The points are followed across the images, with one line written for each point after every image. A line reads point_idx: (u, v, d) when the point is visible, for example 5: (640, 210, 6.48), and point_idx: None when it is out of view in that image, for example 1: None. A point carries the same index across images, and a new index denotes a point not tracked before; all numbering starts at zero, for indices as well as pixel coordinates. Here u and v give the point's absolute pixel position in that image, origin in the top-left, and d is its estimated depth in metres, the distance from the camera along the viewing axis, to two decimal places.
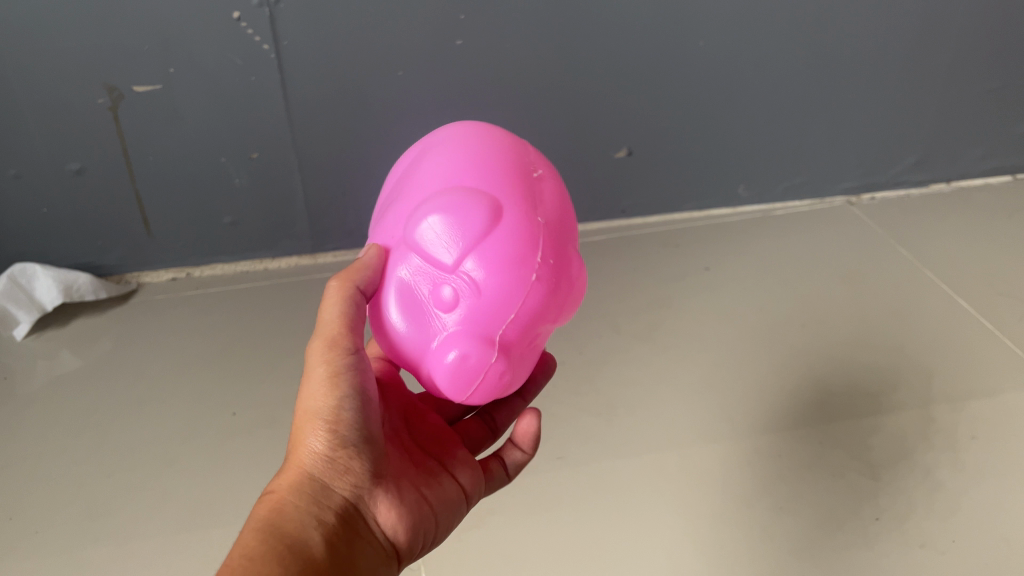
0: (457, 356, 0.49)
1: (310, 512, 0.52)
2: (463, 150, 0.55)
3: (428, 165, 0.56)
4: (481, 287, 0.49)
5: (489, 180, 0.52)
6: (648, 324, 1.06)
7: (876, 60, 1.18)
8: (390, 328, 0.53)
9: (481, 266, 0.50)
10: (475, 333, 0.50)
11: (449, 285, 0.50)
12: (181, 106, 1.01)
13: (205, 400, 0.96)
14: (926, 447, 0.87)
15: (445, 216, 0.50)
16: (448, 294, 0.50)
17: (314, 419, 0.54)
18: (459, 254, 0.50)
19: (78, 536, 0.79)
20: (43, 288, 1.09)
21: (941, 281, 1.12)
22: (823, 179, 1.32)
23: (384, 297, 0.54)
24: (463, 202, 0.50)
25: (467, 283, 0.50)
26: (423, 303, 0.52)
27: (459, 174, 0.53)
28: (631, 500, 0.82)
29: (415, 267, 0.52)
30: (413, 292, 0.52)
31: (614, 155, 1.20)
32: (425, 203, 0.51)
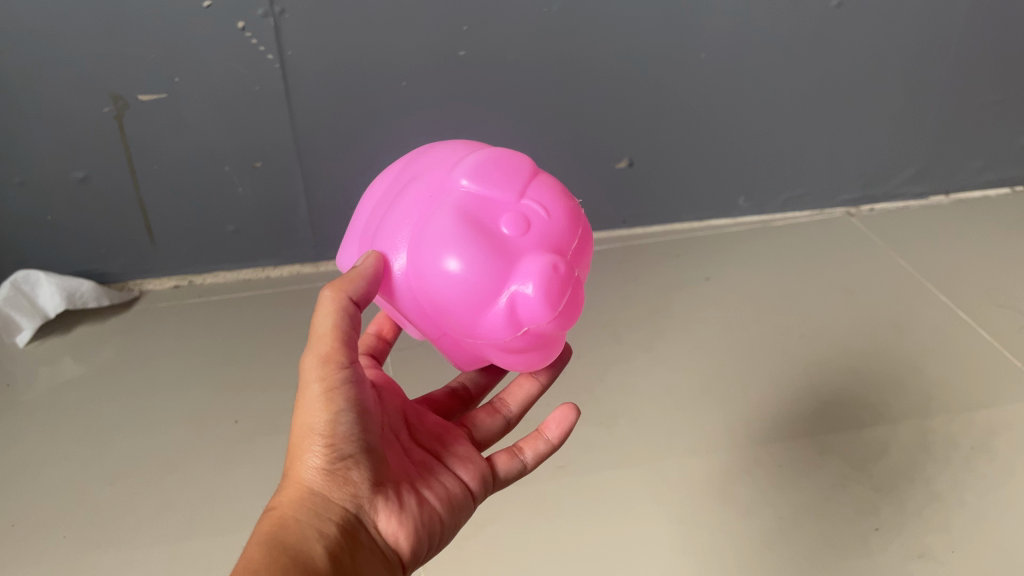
0: (543, 269, 0.51)
1: (313, 525, 0.52)
2: (465, 148, 0.62)
3: (436, 153, 0.60)
4: (544, 212, 0.54)
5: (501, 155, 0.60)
6: (649, 334, 1.06)
7: (876, 72, 1.19)
8: (451, 274, 0.52)
9: (540, 199, 0.55)
10: (553, 254, 0.53)
11: (517, 216, 0.53)
12: (185, 115, 1.02)
13: (207, 408, 0.96)
14: (926, 458, 0.87)
15: (493, 163, 0.55)
16: (515, 222, 0.53)
17: (311, 434, 0.54)
18: (517, 189, 0.55)
19: (80, 544, 0.80)
20: (46, 295, 1.09)
21: (940, 293, 1.13)
22: (823, 191, 1.32)
23: (437, 247, 0.53)
24: (501, 155, 0.57)
25: (533, 212, 0.54)
26: (492, 237, 0.53)
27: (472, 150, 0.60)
28: (632, 510, 0.82)
29: (468, 208, 0.54)
30: (474, 228, 0.53)
31: (615, 165, 1.20)
32: (466, 163, 0.56)
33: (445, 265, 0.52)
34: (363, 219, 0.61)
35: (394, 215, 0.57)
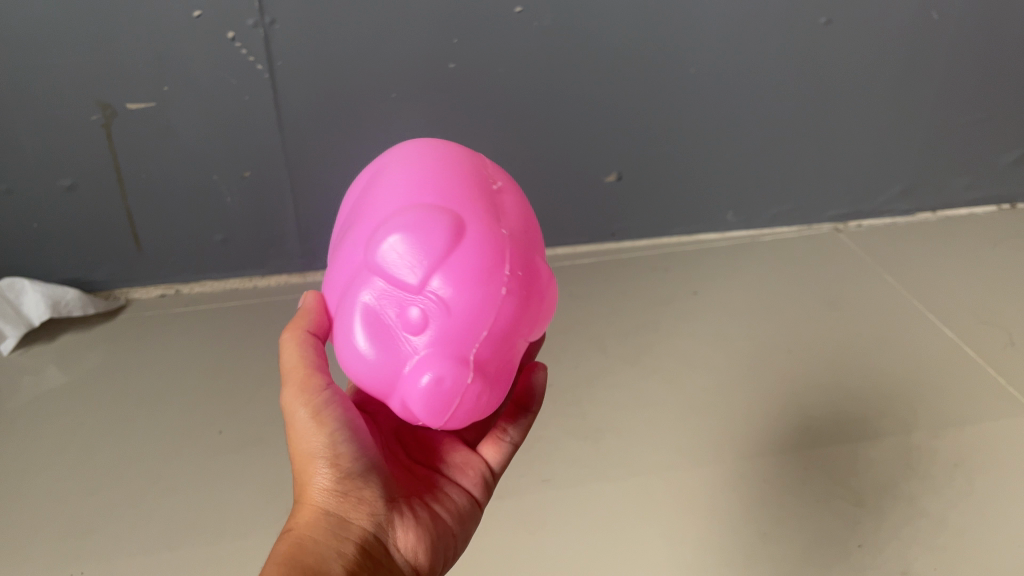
0: (429, 382, 0.49)
1: (332, 543, 0.52)
2: (421, 174, 0.54)
3: (388, 180, 0.56)
4: (446, 302, 0.50)
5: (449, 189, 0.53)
6: (635, 348, 1.06)
7: (863, 89, 1.20)
8: (354, 361, 0.52)
9: (449, 284, 0.50)
10: (449, 359, 0.50)
11: (418, 309, 0.50)
12: (174, 124, 1.01)
13: (192, 417, 0.96)
14: (909, 475, 0.87)
15: (405, 233, 0.50)
16: (413, 318, 0.50)
17: (313, 458, 0.55)
18: (434, 282, 0.50)
19: (58, 555, 0.79)
20: (30, 302, 1.08)
21: (926, 309, 1.14)
22: (810, 206, 1.33)
23: (345, 324, 0.52)
24: (426, 219, 0.50)
25: (435, 308, 0.50)
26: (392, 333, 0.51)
27: (422, 182, 0.54)
28: (616, 524, 0.82)
29: (388, 296, 0.51)
30: (375, 321, 0.51)
31: (604, 179, 1.21)
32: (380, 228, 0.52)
33: (349, 355, 0.52)
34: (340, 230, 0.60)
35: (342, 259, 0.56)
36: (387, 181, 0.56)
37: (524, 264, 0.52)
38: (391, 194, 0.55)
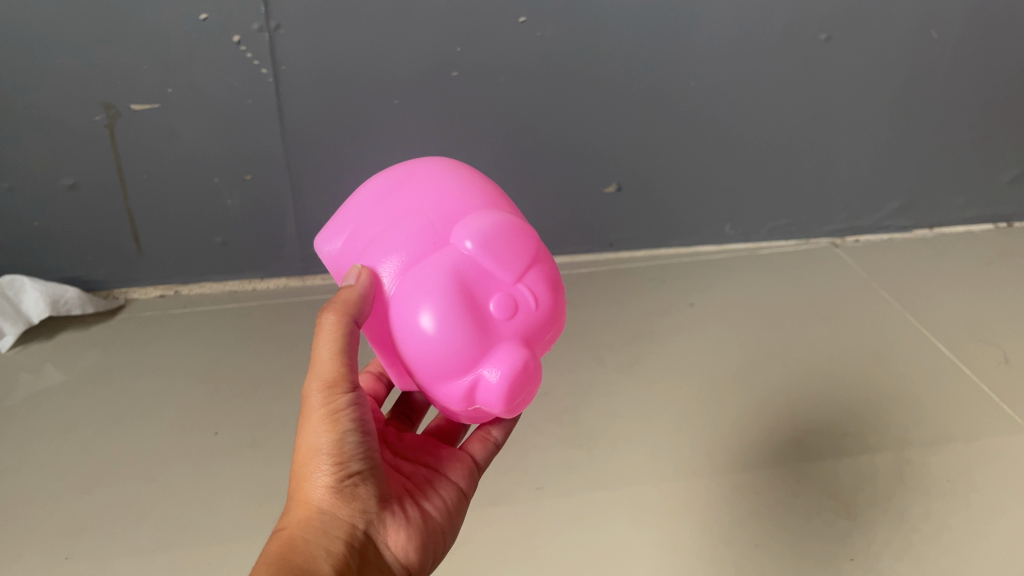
0: (512, 368, 0.52)
1: (323, 543, 0.53)
2: (480, 190, 0.59)
3: (439, 185, 0.58)
4: (533, 301, 0.54)
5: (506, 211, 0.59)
6: (631, 357, 1.07)
7: (862, 106, 1.21)
8: (428, 336, 0.52)
9: (534, 287, 0.54)
10: (527, 349, 0.53)
11: (507, 299, 0.53)
12: (177, 126, 1.02)
13: (188, 418, 0.96)
14: (902, 490, 0.87)
15: (500, 233, 0.54)
16: (500, 308, 0.53)
17: (317, 454, 0.55)
18: (520, 282, 0.54)
19: (52, 552, 0.79)
20: (30, 300, 1.08)
21: (921, 325, 1.14)
22: (808, 221, 1.34)
23: (421, 307, 0.52)
24: (515, 227, 0.55)
25: (523, 300, 0.53)
26: (478, 316, 0.52)
27: (482, 197, 0.58)
28: (608, 533, 0.82)
29: (472, 283, 0.53)
30: (462, 302, 0.52)
31: (604, 190, 1.21)
32: (471, 223, 0.54)
33: (423, 331, 0.52)
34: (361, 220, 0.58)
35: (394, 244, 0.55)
36: (433, 186, 0.59)
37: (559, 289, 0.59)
38: (452, 197, 0.57)
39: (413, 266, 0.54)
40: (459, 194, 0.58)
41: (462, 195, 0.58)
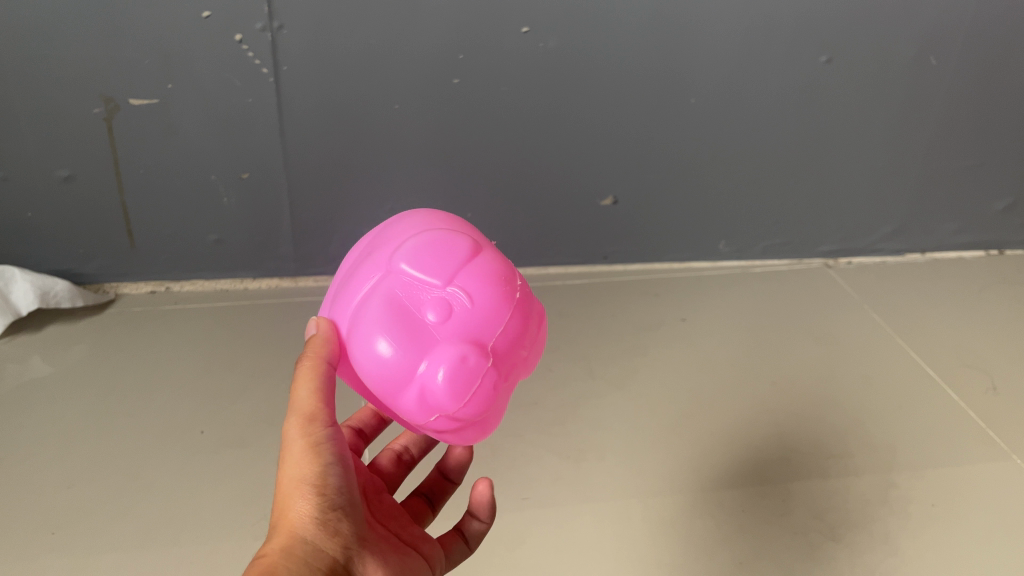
0: (449, 365, 0.52)
1: (307, 571, 0.51)
2: (428, 216, 0.61)
3: (388, 228, 0.62)
4: (467, 298, 0.54)
5: (447, 225, 0.61)
6: (622, 370, 1.07)
7: (860, 129, 1.21)
8: (374, 358, 0.54)
9: (467, 285, 0.55)
10: (469, 344, 0.53)
11: (441, 302, 0.54)
12: (176, 122, 1.02)
13: (174, 416, 0.95)
14: (886, 514, 0.87)
15: (427, 247, 0.56)
16: (435, 311, 0.54)
17: (300, 484, 0.54)
18: (454, 276, 0.55)
19: (31, 547, 0.78)
20: (19, 292, 1.07)
21: (911, 349, 1.14)
22: (802, 241, 1.34)
23: (363, 336, 0.55)
24: (443, 238, 0.57)
25: (458, 299, 0.54)
26: (413, 329, 0.54)
27: (424, 220, 0.61)
28: (594, 548, 0.82)
29: (409, 296, 0.55)
30: (399, 316, 0.54)
31: (600, 202, 1.22)
32: (403, 247, 0.57)
33: (365, 359, 0.55)
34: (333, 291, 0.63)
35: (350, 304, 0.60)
36: (383, 231, 0.62)
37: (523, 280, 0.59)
38: (395, 230, 0.61)
39: (358, 300, 0.57)
40: (405, 223, 0.61)
41: (408, 223, 0.61)
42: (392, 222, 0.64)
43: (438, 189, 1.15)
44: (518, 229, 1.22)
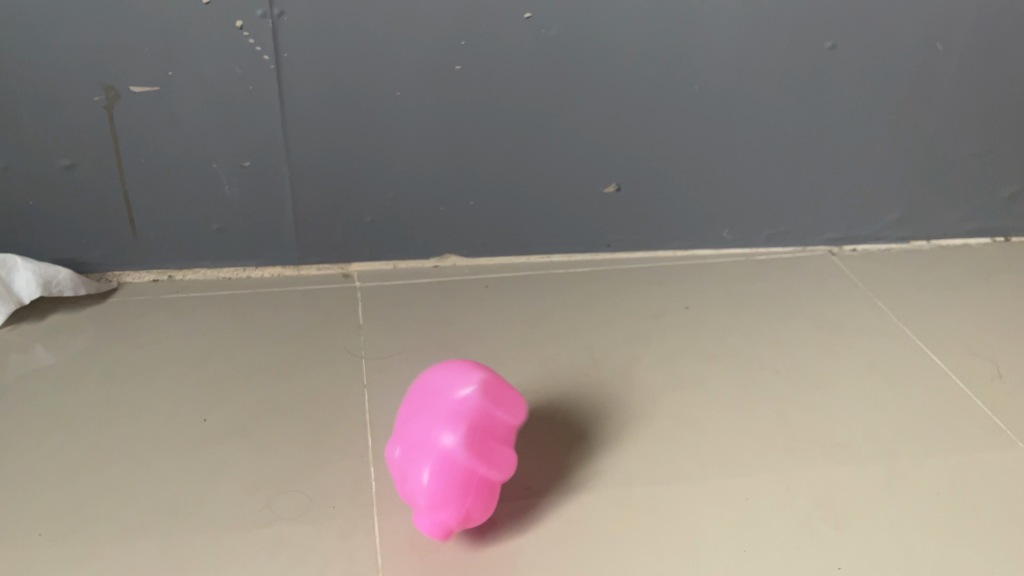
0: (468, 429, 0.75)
1: None
2: (413, 416, 0.79)
3: (399, 443, 0.78)
4: (468, 398, 0.77)
5: (424, 395, 0.79)
6: (626, 359, 1.06)
7: (864, 115, 1.21)
8: (444, 448, 0.74)
9: (464, 391, 0.77)
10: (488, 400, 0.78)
11: (460, 406, 0.76)
12: (177, 110, 1.01)
13: (177, 405, 0.95)
14: (890, 502, 0.87)
15: (426, 393, 0.79)
16: (459, 405, 0.76)
17: None
18: (456, 397, 0.77)
19: (35, 535, 0.78)
20: (21, 281, 1.07)
21: (917, 338, 1.14)
22: (808, 228, 1.33)
23: (429, 437, 0.75)
24: (430, 390, 0.79)
25: (465, 399, 0.77)
26: (454, 412, 0.76)
27: (412, 412, 0.79)
28: (597, 536, 0.82)
29: (440, 418, 0.76)
30: (443, 421, 0.76)
31: (603, 190, 1.21)
32: (421, 418, 0.78)
33: (443, 449, 0.74)
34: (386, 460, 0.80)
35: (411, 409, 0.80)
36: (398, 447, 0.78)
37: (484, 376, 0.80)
38: (409, 436, 0.77)
39: (420, 445, 0.76)
40: (404, 422, 0.79)
41: (407, 421, 0.79)
42: (401, 434, 0.78)
43: (440, 177, 1.14)
44: (521, 217, 1.21)
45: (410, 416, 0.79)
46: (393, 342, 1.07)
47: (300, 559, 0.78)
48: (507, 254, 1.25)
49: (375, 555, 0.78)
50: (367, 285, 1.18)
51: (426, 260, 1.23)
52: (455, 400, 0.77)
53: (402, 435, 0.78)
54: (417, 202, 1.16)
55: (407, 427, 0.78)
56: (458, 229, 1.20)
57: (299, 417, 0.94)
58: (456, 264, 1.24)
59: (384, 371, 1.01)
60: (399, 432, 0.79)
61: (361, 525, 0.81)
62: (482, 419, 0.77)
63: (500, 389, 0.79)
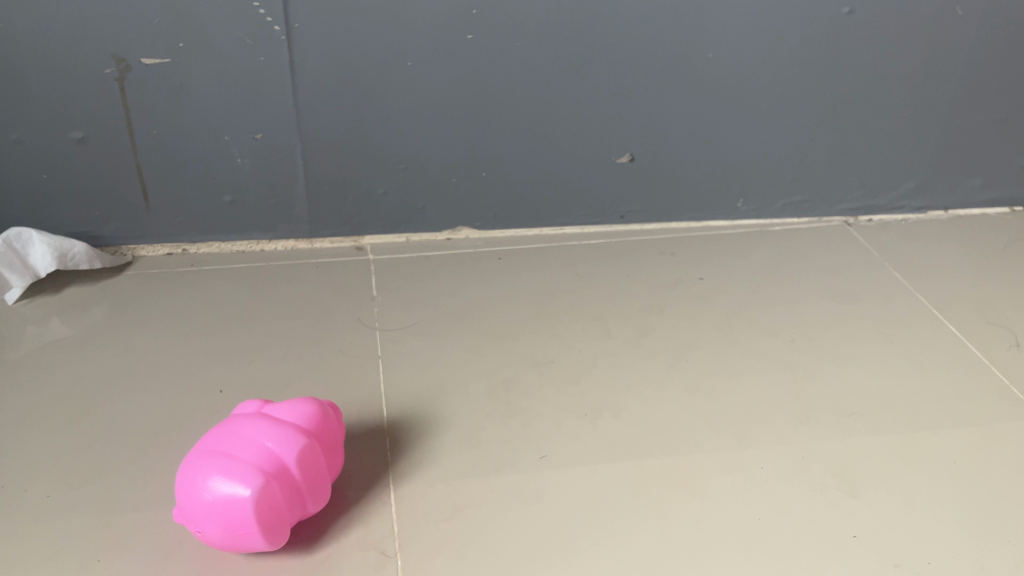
0: (314, 424, 0.76)
1: None
2: (199, 460, 0.71)
3: (217, 476, 0.70)
4: (280, 412, 0.76)
5: (217, 433, 0.74)
6: (639, 330, 1.06)
7: (881, 83, 1.19)
8: (291, 449, 0.72)
9: (271, 412, 0.76)
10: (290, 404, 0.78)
11: (281, 416, 0.75)
12: (187, 82, 1.01)
13: (192, 376, 0.96)
14: (906, 471, 0.87)
15: (228, 426, 0.75)
16: (285, 417, 0.76)
17: None
18: (270, 415, 0.76)
19: (56, 505, 0.79)
20: (37, 254, 1.08)
21: (933, 308, 1.13)
22: (823, 198, 1.31)
23: (263, 450, 0.72)
24: (224, 425, 0.75)
25: (279, 414, 0.76)
26: (276, 421, 0.74)
27: (210, 451, 0.72)
28: (611, 504, 0.82)
29: (265, 430, 0.73)
30: (271, 430, 0.73)
31: (615, 160, 1.20)
32: (235, 441, 0.72)
33: (288, 451, 0.72)
34: (254, 525, 0.70)
35: (191, 506, 0.70)
36: (211, 490, 0.69)
37: (245, 412, 0.77)
38: (223, 464, 0.70)
39: (258, 462, 0.71)
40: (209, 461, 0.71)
41: (213, 458, 0.71)
42: (214, 474, 0.70)
43: (451, 148, 1.13)
44: (533, 188, 1.21)
45: (195, 467, 0.71)
46: (407, 314, 1.07)
47: (317, 527, 0.78)
48: (519, 227, 1.24)
49: (391, 522, 0.79)
50: (380, 258, 1.18)
51: (438, 232, 1.22)
52: (263, 419, 0.74)
53: (250, 484, 0.69)
54: (429, 174, 1.16)
55: (237, 481, 0.69)
56: (470, 201, 1.20)
57: (313, 388, 0.94)
58: (468, 237, 1.23)
59: (397, 343, 1.02)
60: (231, 491, 0.69)
61: (377, 493, 0.82)
62: (302, 420, 0.76)
63: (278, 408, 0.77)
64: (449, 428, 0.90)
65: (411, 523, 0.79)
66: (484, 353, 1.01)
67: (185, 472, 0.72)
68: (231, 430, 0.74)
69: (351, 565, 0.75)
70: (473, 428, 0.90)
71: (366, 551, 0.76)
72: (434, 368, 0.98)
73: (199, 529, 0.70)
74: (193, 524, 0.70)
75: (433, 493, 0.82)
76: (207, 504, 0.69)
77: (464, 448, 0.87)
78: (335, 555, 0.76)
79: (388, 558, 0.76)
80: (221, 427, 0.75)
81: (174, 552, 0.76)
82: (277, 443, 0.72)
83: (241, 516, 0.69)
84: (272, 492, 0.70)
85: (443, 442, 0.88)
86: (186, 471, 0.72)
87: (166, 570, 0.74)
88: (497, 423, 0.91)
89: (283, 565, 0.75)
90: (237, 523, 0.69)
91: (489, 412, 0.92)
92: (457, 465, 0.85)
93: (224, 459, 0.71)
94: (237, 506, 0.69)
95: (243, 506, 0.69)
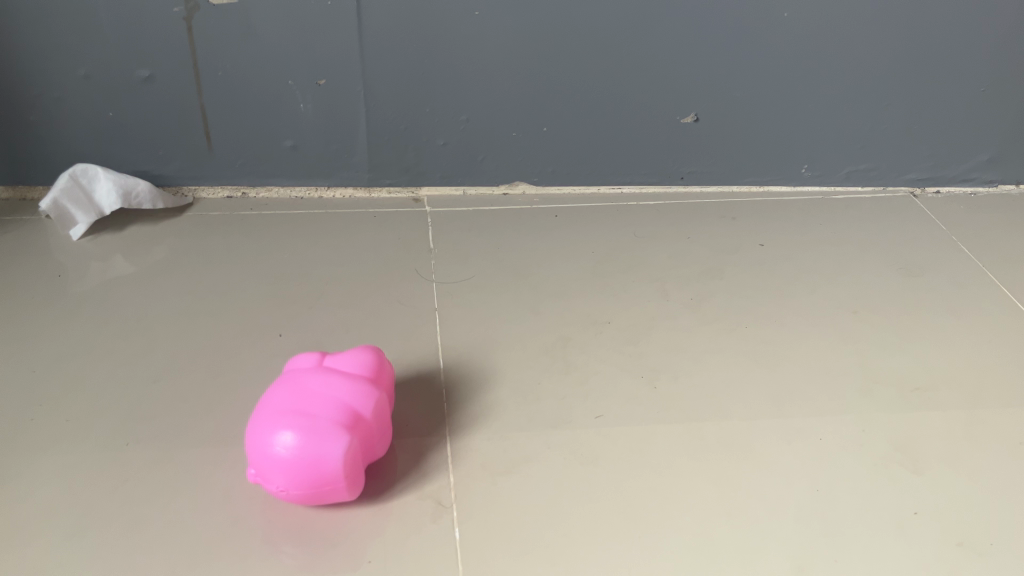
0: (375, 373, 0.77)
1: None
2: (274, 421, 0.71)
3: (298, 437, 0.69)
4: (338, 365, 0.76)
5: (280, 392, 0.73)
6: (698, 294, 1.04)
7: (962, 49, 1.14)
8: (364, 400, 0.73)
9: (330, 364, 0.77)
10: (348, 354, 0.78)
11: (344, 369, 0.76)
12: (254, 23, 1.00)
13: (252, 318, 0.97)
14: (971, 450, 0.85)
15: (291, 383, 0.74)
16: (346, 368, 0.76)
17: None
18: (331, 369, 0.76)
19: (120, 438, 0.81)
20: (103, 191, 1.09)
21: (1002, 285, 1.09)
22: (891, 167, 1.27)
23: (340, 405, 0.72)
24: (289, 383, 0.74)
25: (339, 366, 0.76)
26: (340, 375, 0.74)
27: (282, 410, 0.71)
28: (668, 467, 0.82)
29: (335, 385, 0.73)
30: (341, 385, 0.73)
31: (680, 120, 1.17)
32: (309, 397, 0.72)
33: (363, 402, 0.73)
34: (341, 481, 0.70)
35: (270, 466, 0.70)
36: (292, 450, 0.69)
37: (303, 365, 0.77)
38: (302, 423, 0.70)
39: (339, 418, 0.71)
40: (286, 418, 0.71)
41: (289, 416, 0.71)
42: (294, 434, 0.69)
43: (515, 101, 1.12)
44: (594, 144, 1.19)
45: (268, 426, 0.71)
46: (463, 268, 1.06)
47: (377, 474, 0.79)
48: (577, 183, 1.23)
49: (448, 473, 0.79)
50: (437, 210, 1.18)
51: (495, 187, 1.21)
52: (330, 374, 0.74)
53: (335, 440, 0.69)
54: (490, 127, 1.14)
55: (323, 439, 0.69)
56: (530, 155, 1.18)
57: (371, 337, 0.94)
58: (525, 192, 1.22)
59: (454, 295, 1.01)
60: (318, 449, 0.69)
61: (434, 444, 0.82)
62: (364, 371, 0.76)
63: (335, 359, 0.77)
64: (505, 383, 0.89)
65: (468, 474, 0.79)
66: (540, 309, 1.00)
67: (258, 432, 0.71)
68: (298, 387, 0.73)
69: (407, 512, 0.76)
70: (529, 383, 0.90)
71: (423, 500, 0.77)
72: (491, 323, 0.98)
73: (278, 487, 0.70)
74: (272, 483, 0.70)
75: (489, 446, 0.82)
76: (288, 464, 0.69)
77: (520, 403, 0.87)
78: (393, 503, 0.76)
79: (445, 509, 0.76)
80: (283, 385, 0.74)
81: (237, 489, 0.77)
82: (351, 398, 0.73)
83: (327, 474, 0.69)
84: (355, 447, 0.71)
85: (500, 396, 0.88)
86: (261, 431, 0.71)
87: (229, 507, 0.75)
88: (554, 380, 0.90)
89: (344, 509, 0.76)
90: (322, 480, 0.70)
91: (545, 368, 0.92)
92: (514, 419, 0.85)
93: (303, 418, 0.70)
94: (324, 463, 0.69)
95: (331, 463, 0.69)
